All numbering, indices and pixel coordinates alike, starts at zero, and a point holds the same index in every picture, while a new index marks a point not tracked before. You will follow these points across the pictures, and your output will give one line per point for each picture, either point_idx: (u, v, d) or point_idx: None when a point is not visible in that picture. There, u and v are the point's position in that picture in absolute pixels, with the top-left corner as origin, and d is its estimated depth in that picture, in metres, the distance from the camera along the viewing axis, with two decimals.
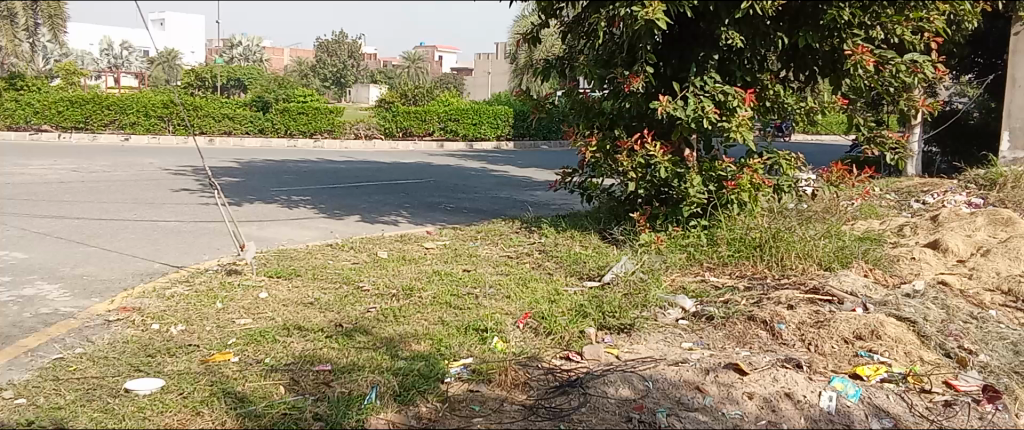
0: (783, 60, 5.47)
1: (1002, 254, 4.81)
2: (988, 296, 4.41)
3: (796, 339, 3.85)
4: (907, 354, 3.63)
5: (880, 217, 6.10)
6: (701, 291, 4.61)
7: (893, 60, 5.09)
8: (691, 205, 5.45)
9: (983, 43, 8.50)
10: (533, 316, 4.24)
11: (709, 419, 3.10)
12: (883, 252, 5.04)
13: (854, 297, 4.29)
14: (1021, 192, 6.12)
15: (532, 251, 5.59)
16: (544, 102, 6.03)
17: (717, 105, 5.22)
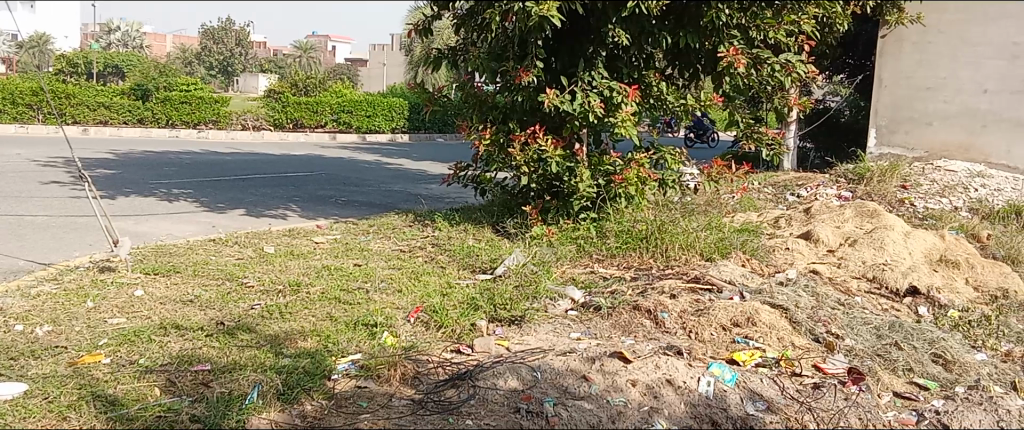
0: (668, 59, 5.65)
1: (867, 244, 5.12)
2: (855, 284, 4.70)
3: (678, 327, 4.00)
4: (780, 340, 3.83)
5: (759, 209, 6.39)
6: (590, 282, 4.72)
7: (769, 60, 5.36)
8: (581, 198, 5.58)
9: (854, 45, 9.05)
10: (424, 309, 4.21)
11: (594, 407, 3.17)
12: (760, 243, 5.28)
13: (731, 286, 4.49)
14: (887, 186, 6.54)
15: (425, 244, 5.57)
16: (436, 95, 5.96)
17: (603, 100, 5.33)
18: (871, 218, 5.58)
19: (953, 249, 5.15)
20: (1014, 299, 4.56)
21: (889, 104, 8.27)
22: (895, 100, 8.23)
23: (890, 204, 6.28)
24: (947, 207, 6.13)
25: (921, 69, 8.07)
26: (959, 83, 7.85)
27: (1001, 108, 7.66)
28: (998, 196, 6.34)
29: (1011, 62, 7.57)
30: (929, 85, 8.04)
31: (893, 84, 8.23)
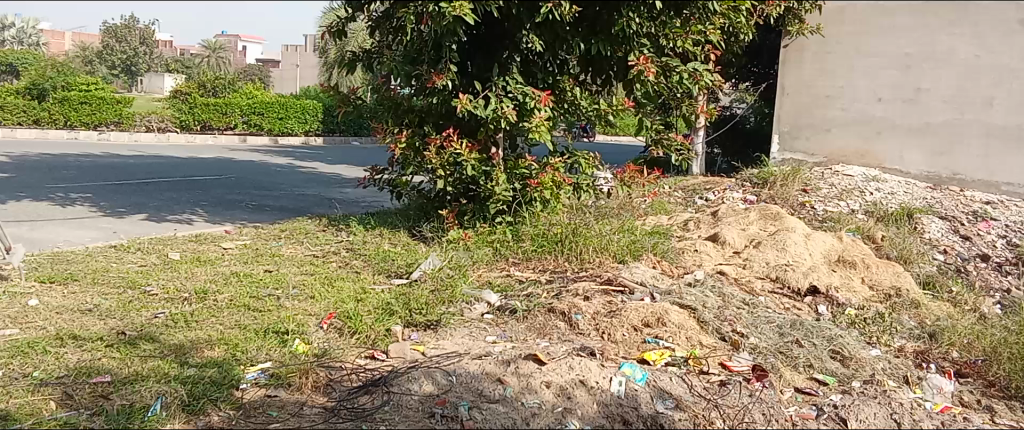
0: (582, 65, 5.73)
1: (771, 245, 5.33)
2: (758, 284, 4.90)
3: (592, 328, 4.07)
4: (688, 339, 3.94)
5: (669, 212, 6.55)
6: (506, 285, 4.75)
7: (678, 68, 5.55)
8: (498, 202, 5.61)
9: (759, 54, 9.36)
10: (337, 316, 4.15)
11: (508, 410, 3.19)
12: (670, 245, 5.43)
13: (643, 287, 4.61)
14: (789, 190, 6.82)
15: (339, 249, 5.49)
16: (351, 97, 5.89)
17: (516, 106, 5.44)
18: (774, 220, 5.81)
19: (850, 250, 5.41)
20: (905, 297, 4.83)
21: (792, 111, 8.54)
22: (797, 107, 8.48)
23: (792, 207, 6.56)
24: (844, 210, 6.44)
25: (821, 77, 8.29)
26: (855, 91, 8.07)
27: (894, 115, 7.84)
28: (891, 199, 6.70)
29: (902, 71, 7.73)
30: (827, 93, 8.27)
31: (794, 93, 8.49)
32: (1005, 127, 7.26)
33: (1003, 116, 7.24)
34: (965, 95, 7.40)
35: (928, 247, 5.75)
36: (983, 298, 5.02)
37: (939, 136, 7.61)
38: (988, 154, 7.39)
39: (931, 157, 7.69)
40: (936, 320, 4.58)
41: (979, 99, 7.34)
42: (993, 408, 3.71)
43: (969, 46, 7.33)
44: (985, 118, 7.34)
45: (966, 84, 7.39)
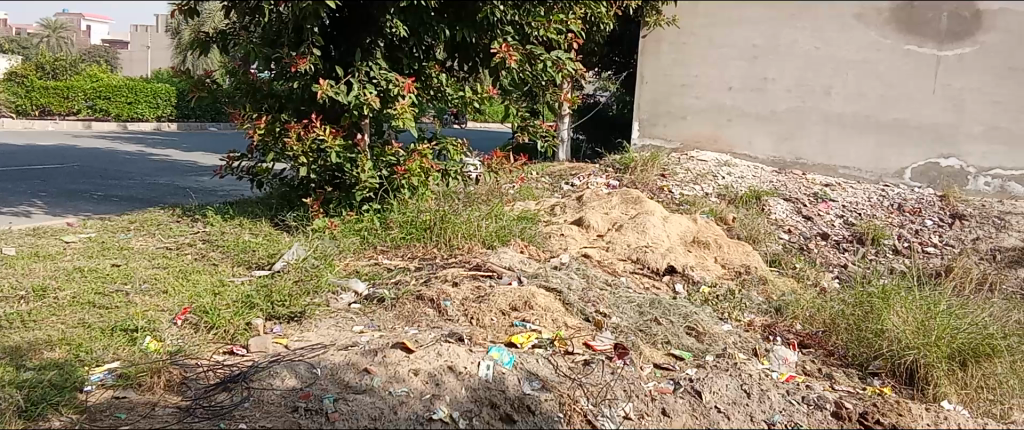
0: (449, 51, 5.68)
1: (632, 228, 5.54)
2: (620, 265, 5.09)
3: (460, 314, 4.09)
4: (554, 320, 4.04)
5: (537, 198, 6.66)
6: (373, 274, 4.69)
7: (542, 56, 5.66)
8: (365, 189, 5.53)
9: (619, 44, 9.44)
10: (193, 310, 3.96)
11: (375, 400, 3.16)
12: (537, 230, 5.52)
13: (510, 271, 4.67)
14: (649, 174, 7.10)
15: (195, 241, 5.24)
16: (205, 81, 5.61)
17: (380, 92, 5.37)
18: (635, 204, 6.04)
19: (704, 231, 5.70)
20: (754, 274, 5.16)
21: (650, 99, 8.70)
22: (656, 96, 8.64)
23: (651, 191, 6.83)
24: (699, 193, 6.77)
25: (677, 67, 8.50)
26: (708, 80, 8.36)
27: (744, 104, 8.23)
28: (741, 182, 7.09)
29: (750, 62, 8.11)
30: (683, 82, 8.50)
31: (653, 82, 8.63)
32: (841, 114, 7.84)
33: (839, 103, 7.81)
34: (807, 85, 7.90)
35: (775, 228, 6.14)
36: (823, 273, 5.44)
37: (784, 123, 8.09)
38: (827, 139, 7.94)
39: (776, 143, 8.18)
40: (781, 296, 4.91)
41: (819, 88, 7.87)
42: (832, 376, 4.01)
43: (810, 38, 7.81)
44: (824, 106, 7.87)
45: (807, 74, 7.88)
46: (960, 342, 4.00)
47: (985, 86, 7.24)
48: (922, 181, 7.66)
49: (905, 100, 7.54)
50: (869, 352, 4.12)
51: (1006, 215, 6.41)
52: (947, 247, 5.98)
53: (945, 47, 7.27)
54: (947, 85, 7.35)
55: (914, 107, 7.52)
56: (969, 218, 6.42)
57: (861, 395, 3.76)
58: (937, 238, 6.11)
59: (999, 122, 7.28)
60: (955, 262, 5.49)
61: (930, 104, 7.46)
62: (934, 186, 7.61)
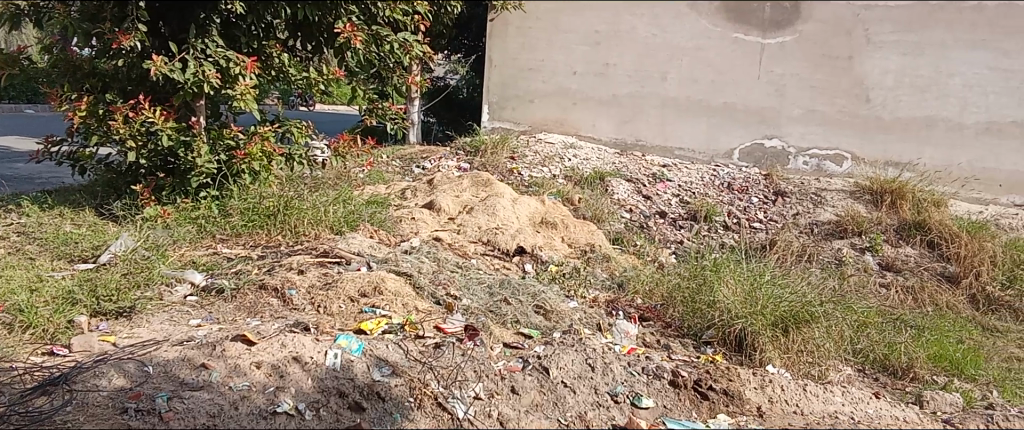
0: (291, 30, 5.51)
1: (482, 210, 5.59)
2: (471, 247, 5.13)
3: (306, 302, 3.98)
4: (404, 305, 4.01)
5: (387, 182, 6.56)
6: (212, 264, 4.47)
7: (389, 37, 5.57)
8: (201, 175, 5.30)
9: (468, 25, 9.40)
10: (5, 310, 3.65)
11: (213, 397, 3.02)
12: (387, 214, 5.44)
13: (359, 257, 4.59)
14: (499, 157, 7.17)
15: (7, 234, 4.80)
16: (17, 58, 5.12)
17: (218, 71, 5.08)
18: (485, 187, 6.09)
19: (552, 212, 5.83)
20: (598, 252, 5.36)
21: (499, 83, 8.56)
22: (504, 80, 8.53)
23: (501, 173, 6.92)
24: (547, 175, 6.93)
25: (525, 51, 8.39)
26: (555, 65, 8.32)
27: (588, 88, 8.27)
28: (586, 164, 7.31)
29: (593, 47, 8.13)
30: (530, 66, 8.42)
31: (502, 65, 8.50)
32: (676, 98, 8.00)
33: (674, 88, 7.97)
34: (645, 70, 8.00)
35: (617, 207, 6.39)
36: (661, 249, 5.74)
37: (624, 106, 8.18)
38: (665, 121, 8.10)
39: (618, 126, 8.27)
40: (623, 271, 5.13)
41: (656, 73, 7.98)
42: (669, 346, 4.24)
43: (647, 26, 7.90)
44: (661, 91, 8.01)
45: (645, 60, 7.97)
46: (782, 311, 4.32)
47: (803, 72, 7.53)
48: (749, 161, 7.93)
49: (733, 85, 7.77)
50: (702, 322, 4.39)
51: (822, 191, 6.97)
52: (771, 223, 6.44)
53: (769, 35, 7.53)
54: (770, 71, 7.60)
55: (741, 92, 7.77)
56: (790, 195, 6.94)
57: (696, 363, 4.00)
58: (762, 215, 6.57)
59: (816, 106, 7.61)
60: (778, 236, 5.93)
61: (756, 89, 7.71)
62: (759, 166, 7.88)
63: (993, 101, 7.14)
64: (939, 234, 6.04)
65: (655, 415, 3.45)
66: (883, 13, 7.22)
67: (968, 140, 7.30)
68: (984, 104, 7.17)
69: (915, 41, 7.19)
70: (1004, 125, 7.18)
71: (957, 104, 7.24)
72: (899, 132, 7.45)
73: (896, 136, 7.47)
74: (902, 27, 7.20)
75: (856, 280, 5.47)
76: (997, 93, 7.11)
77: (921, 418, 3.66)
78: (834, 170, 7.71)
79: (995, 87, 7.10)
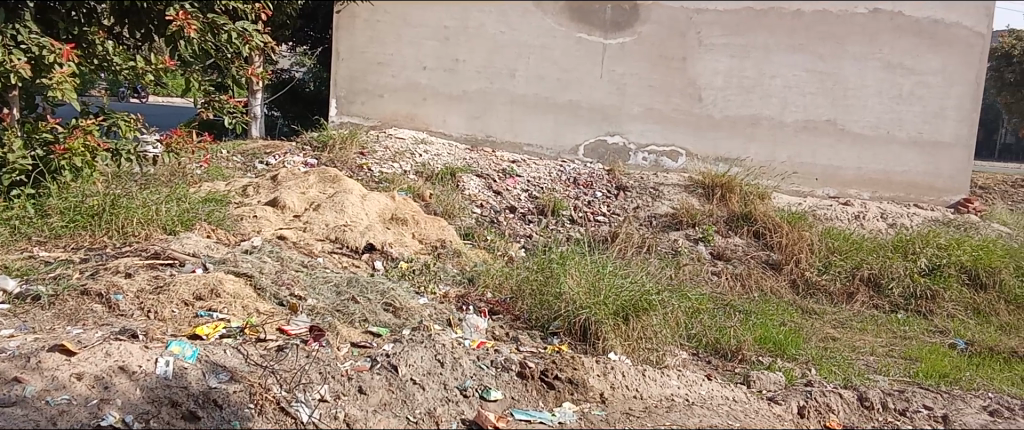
0: (115, 16, 4.84)
1: (329, 208, 5.45)
2: (318, 245, 5.00)
3: (134, 308, 3.73)
4: (244, 308, 3.85)
5: (227, 178, 6.27)
6: (27, 268, 4.11)
7: (226, 26, 5.26)
8: (13, 173, 4.78)
9: (313, 17, 9.11)
10: None
11: (27, 412, 2.81)
12: (226, 212, 5.19)
13: (194, 258, 4.36)
14: (347, 153, 7.01)
15: None
16: None
17: (31, 59, 4.64)
18: (332, 183, 5.93)
19: (402, 208, 5.76)
20: (448, 248, 5.38)
21: (346, 76, 7.94)
22: (353, 73, 7.92)
23: (350, 169, 6.78)
24: (397, 171, 6.86)
25: (372, 45, 7.85)
26: (404, 59, 7.87)
27: (438, 83, 7.92)
28: (437, 159, 7.26)
29: (442, 42, 7.83)
30: (379, 60, 7.88)
31: (348, 59, 7.87)
32: (524, 95, 7.93)
33: (522, 85, 7.90)
34: (493, 67, 7.86)
35: (468, 203, 6.43)
36: (511, 244, 5.83)
37: (474, 102, 7.94)
38: (513, 118, 7.97)
39: (468, 121, 8.00)
40: (474, 266, 5.18)
41: (504, 70, 7.87)
42: (518, 338, 4.31)
43: (496, 23, 7.77)
44: (509, 87, 7.90)
45: (494, 57, 7.84)
46: (623, 299, 4.49)
47: (642, 72, 7.85)
48: (593, 157, 8.05)
49: (577, 83, 7.89)
50: (549, 313, 4.50)
51: (661, 186, 7.34)
52: (613, 216, 6.71)
53: (610, 36, 7.78)
54: (612, 71, 7.85)
55: (585, 91, 7.91)
56: (631, 189, 7.26)
57: (543, 354, 4.09)
58: (605, 208, 6.83)
59: (654, 104, 7.93)
60: (620, 229, 6.18)
61: (599, 88, 7.90)
62: (603, 162, 8.04)
63: (809, 101, 7.88)
64: (764, 225, 6.50)
65: (503, 407, 3.49)
66: (714, 17, 7.74)
67: (788, 137, 7.97)
68: (802, 104, 7.89)
69: (743, 44, 7.78)
70: (818, 123, 7.94)
71: (778, 104, 7.89)
72: (728, 129, 7.96)
73: (727, 133, 7.96)
74: (731, 31, 7.76)
75: (690, 269, 5.81)
76: (812, 94, 7.86)
77: (748, 397, 3.93)
78: (669, 165, 8.07)
79: (811, 88, 7.85)
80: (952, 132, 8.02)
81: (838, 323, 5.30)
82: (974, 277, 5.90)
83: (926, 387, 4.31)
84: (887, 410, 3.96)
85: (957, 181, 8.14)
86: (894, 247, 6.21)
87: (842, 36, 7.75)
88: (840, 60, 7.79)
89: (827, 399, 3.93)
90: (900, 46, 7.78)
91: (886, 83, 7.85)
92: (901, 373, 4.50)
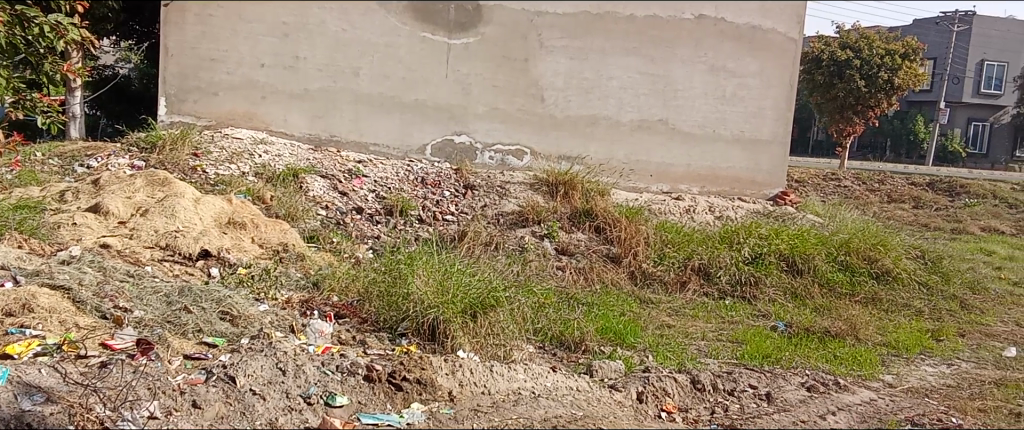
0: None
1: (158, 212, 5.12)
2: (146, 254, 4.70)
3: None
4: (61, 323, 3.58)
5: (42, 183, 5.77)
6: None
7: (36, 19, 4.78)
8: None
9: (140, 11, 8.55)
10: None
11: None
12: (40, 221, 4.79)
13: (2, 271, 3.98)
14: (180, 153, 6.64)
15: None
16: None
17: None
18: (162, 186, 5.57)
19: (240, 212, 5.51)
20: (291, 251, 5.23)
21: (176, 73, 7.50)
22: (183, 70, 7.48)
23: (182, 171, 6.42)
24: (234, 173, 6.56)
25: (205, 40, 7.46)
26: (239, 56, 7.54)
27: (277, 81, 7.64)
28: (278, 160, 7.01)
29: (281, 39, 7.58)
30: (213, 56, 7.50)
31: (179, 55, 7.43)
32: (369, 94, 7.82)
33: (366, 83, 7.79)
34: (336, 65, 7.69)
35: (312, 205, 6.27)
36: (357, 245, 5.75)
37: (317, 101, 7.74)
38: (358, 117, 7.83)
39: (310, 121, 7.76)
40: (318, 269, 5.06)
41: (347, 69, 7.73)
42: (364, 342, 4.24)
43: (337, 20, 7.63)
44: (353, 86, 7.76)
45: (337, 55, 7.67)
46: (471, 298, 4.54)
47: (486, 72, 7.95)
48: (440, 156, 8.04)
49: (423, 83, 7.88)
50: (397, 315, 4.46)
51: (506, 184, 7.47)
52: (462, 215, 6.76)
53: (454, 36, 7.83)
54: (457, 70, 7.89)
55: (431, 90, 7.91)
56: (478, 188, 7.33)
57: (390, 355, 4.05)
58: (453, 207, 6.86)
59: (498, 104, 8.04)
60: (468, 227, 6.24)
61: (444, 88, 7.92)
62: (450, 161, 8.05)
63: (643, 101, 8.29)
64: (604, 220, 6.79)
65: (350, 412, 3.42)
66: (554, 20, 7.97)
67: (625, 136, 8.33)
68: (636, 104, 8.29)
69: (581, 47, 8.08)
70: (652, 122, 8.36)
71: (615, 104, 8.25)
72: (570, 128, 8.20)
73: (568, 133, 8.19)
74: (569, 33, 8.03)
75: (536, 264, 5.97)
76: (646, 95, 8.28)
77: (590, 386, 4.07)
78: (515, 164, 8.18)
79: (644, 89, 8.27)
80: (770, 130, 8.66)
81: (672, 311, 5.61)
82: (792, 264, 6.42)
83: (751, 367, 4.64)
84: (717, 391, 4.23)
85: (776, 176, 8.78)
86: (722, 237, 6.66)
87: (671, 40, 8.24)
88: (669, 63, 8.28)
89: (663, 384, 4.15)
90: (722, 50, 8.36)
91: (710, 85, 8.40)
92: (729, 355, 4.83)
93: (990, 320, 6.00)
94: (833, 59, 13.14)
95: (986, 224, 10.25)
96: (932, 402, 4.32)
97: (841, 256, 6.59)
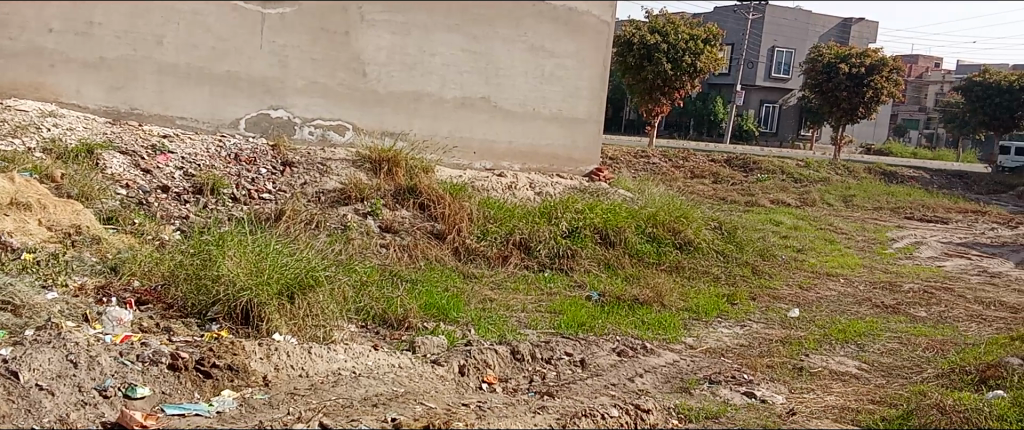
0: None
1: None
2: None
3: None
4: None
5: None
6: None
7: None
8: None
9: None
10: None
11: None
12: None
13: None
14: None
15: None
16: None
17: None
18: None
19: (24, 191, 5.01)
20: (85, 234, 4.85)
21: None
22: None
23: None
24: (18, 148, 5.94)
25: None
26: (22, 19, 6.84)
27: (68, 48, 6.99)
28: (69, 134, 6.43)
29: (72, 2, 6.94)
30: None
31: None
32: (174, 64, 7.33)
33: (172, 53, 7.29)
34: (136, 32, 7.14)
35: (110, 183, 5.83)
36: (162, 226, 5.40)
37: (115, 71, 7.16)
38: (163, 89, 7.33)
39: (107, 92, 7.18)
40: (117, 253, 4.72)
41: (150, 36, 7.19)
42: (170, 328, 4.01)
43: None
44: (157, 55, 7.24)
45: (138, 21, 7.13)
46: (287, 279, 4.41)
47: (304, 45, 7.68)
48: (255, 131, 7.69)
49: (235, 54, 7.48)
50: (206, 299, 4.24)
51: (327, 161, 7.29)
52: (280, 193, 6.54)
53: (268, 6, 7.52)
54: (272, 42, 7.57)
55: (244, 61, 7.52)
56: (298, 165, 7.11)
57: (198, 342, 3.85)
58: (271, 185, 6.61)
59: (317, 78, 7.80)
60: (286, 206, 6.05)
61: (259, 60, 7.57)
62: (266, 136, 7.73)
63: (465, 78, 8.35)
64: (427, 197, 6.81)
65: (151, 404, 3.23)
66: None
67: (448, 112, 8.36)
68: (458, 81, 8.34)
69: (402, 22, 8.00)
70: (474, 100, 8.45)
71: (437, 80, 8.25)
72: (392, 104, 8.10)
73: (390, 109, 8.09)
74: (390, 7, 7.91)
75: (359, 243, 5.90)
76: (468, 72, 8.35)
77: (413, 362, 4.08)
78: (337, 139, 7.96)
79: (465, 67, 8.33)
80: (586, 110, 8.99)
81: (494, 284, 5.75)
82: (605, 236, 6.75)
83: (568, 336, 4.85)
84: (535, 360, 4.38)
85: (590, 153, 9.17)
86: (541, 213, 6.89)
87: (492, 19, 8.34)
88: (490, 41, 8.38)
89: (484, 356, 4.24)
90: (541, 31, 8.58)
91: (530, 64, 8.60)
92: (546, 325, 5.02)
93: (777, 284, 6.64)
94: (643, 43, 13.83)
95: (776, 197, 11.29)
96: (728, 361, 4.73)
97: (649, 229, 7.02)
